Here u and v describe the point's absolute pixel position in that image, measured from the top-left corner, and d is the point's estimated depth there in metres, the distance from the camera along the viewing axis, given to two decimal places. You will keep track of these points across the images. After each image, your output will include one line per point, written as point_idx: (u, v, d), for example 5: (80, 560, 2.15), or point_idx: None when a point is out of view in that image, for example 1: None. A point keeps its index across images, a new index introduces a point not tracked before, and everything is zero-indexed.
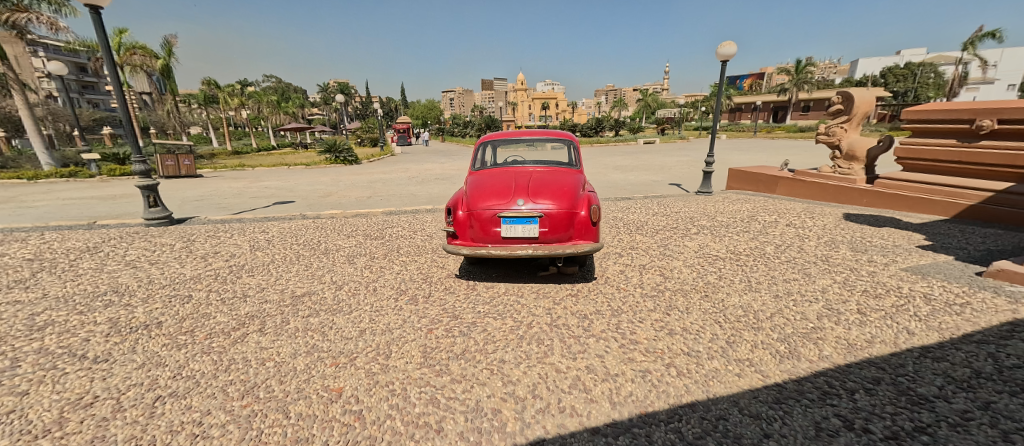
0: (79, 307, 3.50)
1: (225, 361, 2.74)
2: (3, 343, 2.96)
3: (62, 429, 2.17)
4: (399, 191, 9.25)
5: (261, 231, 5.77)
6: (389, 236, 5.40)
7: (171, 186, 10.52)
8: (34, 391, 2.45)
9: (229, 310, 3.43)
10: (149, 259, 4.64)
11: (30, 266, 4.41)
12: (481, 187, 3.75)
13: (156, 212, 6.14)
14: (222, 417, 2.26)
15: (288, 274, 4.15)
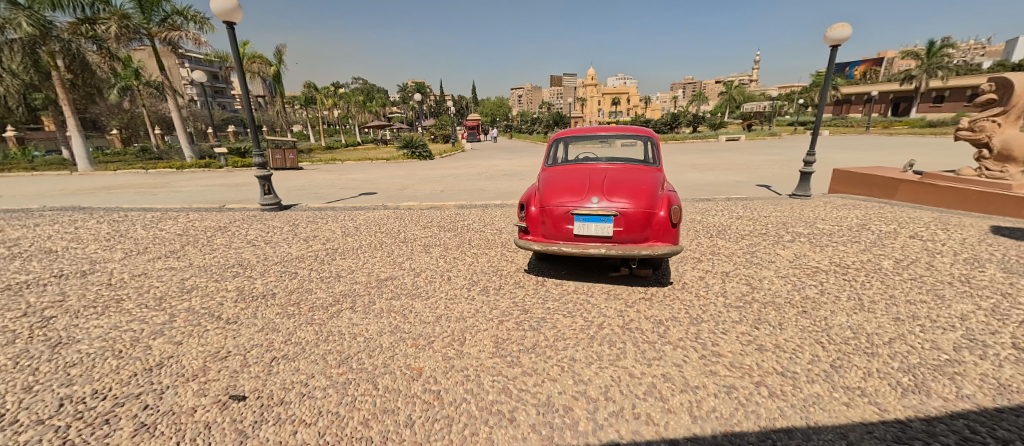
0: (215, 276, 4.20)
1: (324, 333, 3.09)
2: (164, 301, 3.65)
3: (205, 376, 2.62)
4: (469, 186, 9.55)
5: (350, 218, 6.38)
6: (461, 229, 5.63)
7: (281, 177, 12.03)
8: (185, 342, 3.00)
9: (327, 287, 3.86)
10: (264, 239, 5.38)
11: (179, 240, 5.35)
12: (555, 183, 3.74)
13: (268, 199, 7.08)
14: (323, 381, 2.55)
15: (372, 260, 4.53)
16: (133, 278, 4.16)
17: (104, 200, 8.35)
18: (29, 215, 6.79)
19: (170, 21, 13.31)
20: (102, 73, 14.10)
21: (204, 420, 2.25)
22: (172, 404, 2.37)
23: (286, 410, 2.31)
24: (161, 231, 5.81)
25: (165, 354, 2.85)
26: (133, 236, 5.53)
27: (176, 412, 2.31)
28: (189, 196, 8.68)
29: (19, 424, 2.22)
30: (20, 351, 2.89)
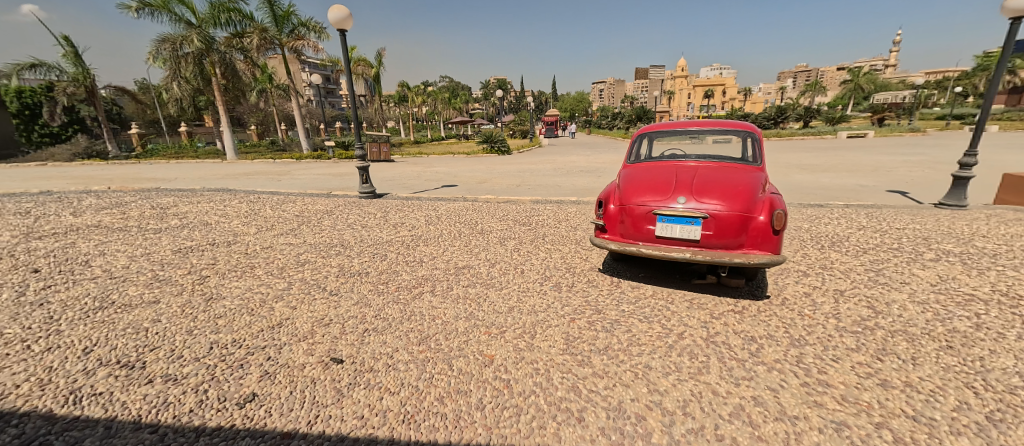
0: (322, 253, 4.77)
1: (407, 311, 3.34)
2: (283, 271, 4.25)
3: (312, 337, 3.00)
4: (545, 181, 9.52)
5: (433, 208, 6.77)
6: (536, 224, 5.65)
7: (378, 168, 13.19)
8: (299, 307, 3.46)
9: (411, 271, 4.16)
10: (361, 223, 5.97)
11: (297, 221, 6.17)
12: (637, 181, 3.55)
13: (365, 188, 7.80)
14: (405, 356, 2.75)
15: (451, 248, 4.76)
16: (261, 249, 4.89)
17: (243, 183, 9.95)
18: (194, 194, 8.36)
19: (297, 32, 15.67)
20: (247, 78, 16.65)
21: (311, 376, 2.58)
22: (287, 359, 2.75)
23: (374, 377, 2.55)
24: (283, 211, 6.74)
25: (283, 315, 3.32)
26: (264, 215, 6.50)
27: (288, 366, 2.67)
28: (305, 183, 9.95)
29: (182, 359, 2.76)
30: (184, 302, 3.58)
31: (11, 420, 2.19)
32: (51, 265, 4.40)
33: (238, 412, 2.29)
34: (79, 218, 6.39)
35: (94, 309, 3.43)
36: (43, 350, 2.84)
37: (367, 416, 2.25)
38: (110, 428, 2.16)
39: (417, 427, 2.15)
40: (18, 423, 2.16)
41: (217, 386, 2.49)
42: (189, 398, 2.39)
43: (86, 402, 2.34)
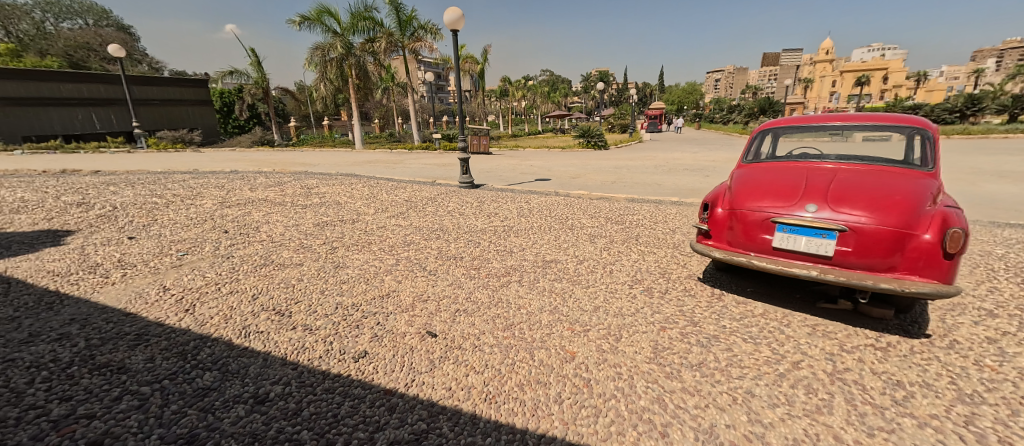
0: (424, 235, 5.17)
1: (494, 298, 3.46)
2: (391, 249, 4.71)
3: (413, 310, 3.28)
4: (644, 179, 9.04)
5: (526, 201, 6.87)
6: (630, 223, 5.41)
7: (477, 159, 13.82)
8: (403, 282, 3.80)
9: (501, 260, 4.28)
10: (458, 211, 6.32)
11: (406, 205, 6.77)
12: (754, 183, 3.17)
13: (465, 178, 8.24)
14: (491, 340, 2.86)
15: (541, 241, 4.80)
16: (376, 228, 5.48)
17: (363, 170, 11.25)
18: (327, 177, 9.71)
19: (416, 35, 17.13)
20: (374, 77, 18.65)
21: (409, 344, 2.83)
22: (391, 326, 3.05)
23: (462, 355, 2.69)
24: (395, 196, 7.45)
25: (390, 288, 3.68)
26: (380, 198, 7.26)
27: (392, 333, 2.97)
28: (414, 171, 10.88)
29: (316, 314, 3.24)
30: (318, 266, 4.19)
31: (208, 341, 2.81)
32: (232, 228, 5.50)
33: (353, 365, 2.61)
34: (251, 192, 7.87)
35: (259, 265, 4.20)
36: (225, 292, 3.58)
37: (455, 389, 2.38)
38: (267, 360, 2.63)
39: (498, 408, 2.23)
40: (211, 345, 2.77)
41: (338, 341, 2.87)
42: (317, 347, 2.79)
43: (254, 337, 2.89)
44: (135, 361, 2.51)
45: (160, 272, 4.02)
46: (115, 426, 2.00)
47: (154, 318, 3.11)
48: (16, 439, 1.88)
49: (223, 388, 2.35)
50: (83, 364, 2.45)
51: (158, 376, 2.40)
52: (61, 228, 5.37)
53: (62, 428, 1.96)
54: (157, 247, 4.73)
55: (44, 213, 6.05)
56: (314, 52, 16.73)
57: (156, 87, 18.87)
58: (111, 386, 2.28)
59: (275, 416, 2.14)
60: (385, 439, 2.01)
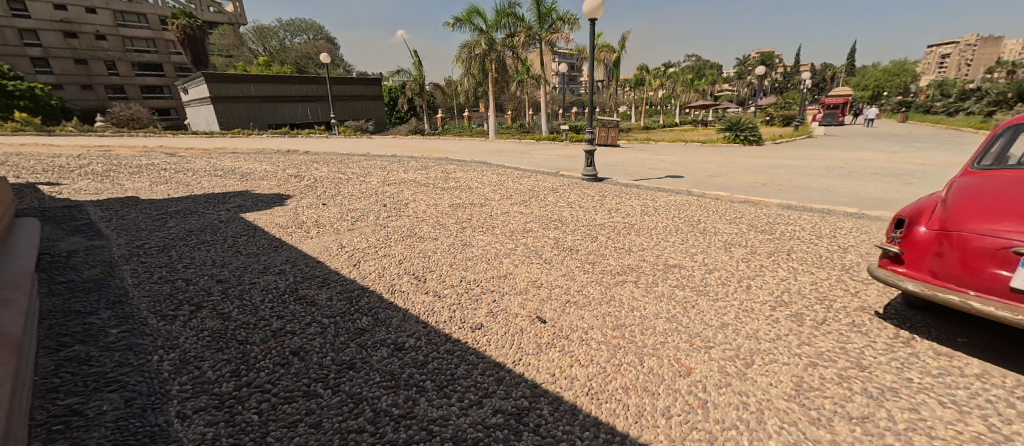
0: (543, 225, 5.25)
1: (607, 295, 3.34)
2: (511, 234, 4.91)
3: (525, 294, 3.39)
4: (805, 183, 7.61)
5: (653, 199, 6.45)
6: (779, 234, 4.64)
7: (605, 152, 13.47)
8: (519, 267, 3.93)
9: (618, 258, 4.10)
10: (579, 203, 6.26)
11: (528, 194, 6.97)
12: (988, 198, 2.40)
13: (589, 171, 8.10)
14: (600, 337, 2.77)
15: (665, 243, 4.46)
16: (499, 213, 5.78)
17: (494, 158, 11.96)
18: (462, 163, 10.61)
19: (554, 26, 17.31)
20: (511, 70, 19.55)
21: (520, 325, 2.93)
22: (505, 305, 3.20)
23: (568, 346, 2.68)
24: (520, 185, 7.73)
25: (507, 270, 3.86)
26: (506, 186, 7.62)
27: (505, 312, 3.10)
28: (540, 162, 11.14)
29: (444, 283, 3.60)
30: (448, 243, 4.61)
31: (367, 291, 3.41)
32: (388, 202, 6.42)
33: (469, 333, 2.82)
34: (404, 173, 9.03)
35: (404, 236, 4.82)
36: (378, 254, 4.22)
37: (557, 376, 2.39)
38: (405, 315, 3.04)
39: (599, 406, 2.16)
40: (369, 294, 3.35)
41: (459, 310, 3.12)
42: (443, 312, 3.10)
43: (396, 294, 3.36)
44: (321, 298, 3.24)
45: (336, 232, 4.94)
46: (306, 344, 2.64)
47: (333, 267, 3.88)
48: (253, 338, 2.70)
49: (374, 331, 2.83)
50: (291, 294, 3.31)
51: (335, 312, 3.05)
52: (281, 193, 7.03)
53: (277, 337, 2.71)
54: (331, 212, 5.81)
55: (272, 180, 8.01)
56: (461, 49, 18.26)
57: (347, 86, 22.45)
58: (306, 313, 3.02)
59: (408, 362, 2.49)
60: (491, 406, 2.16)
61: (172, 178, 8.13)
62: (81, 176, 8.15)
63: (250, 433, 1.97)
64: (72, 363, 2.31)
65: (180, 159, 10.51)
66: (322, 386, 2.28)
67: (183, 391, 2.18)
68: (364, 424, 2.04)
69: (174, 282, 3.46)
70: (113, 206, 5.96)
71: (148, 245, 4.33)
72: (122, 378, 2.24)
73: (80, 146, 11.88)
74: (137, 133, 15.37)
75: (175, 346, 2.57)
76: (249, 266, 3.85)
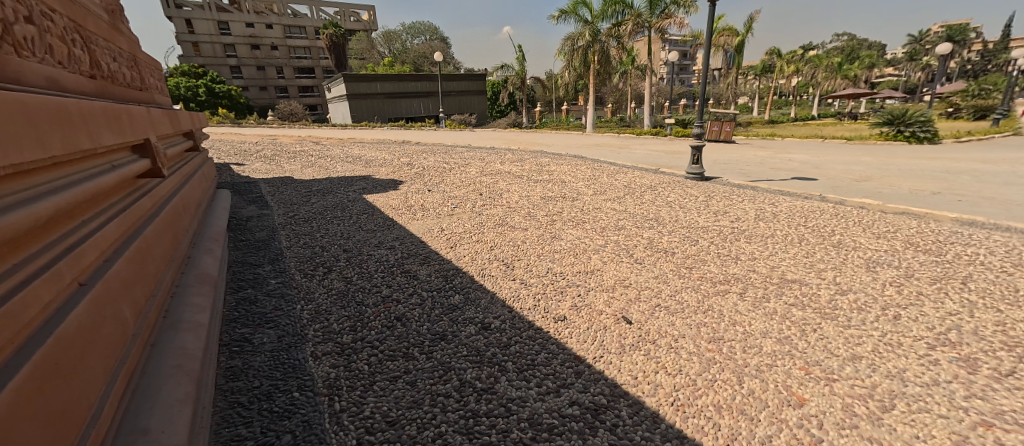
0: (638, 223, 4.98)
1: (705, 304, 3.05)
2: (603, 230, 4.75)
3: (613, 292, 3.25)
4: (993, 195, 6.00)
5: (771, 203, 5.70)
6: (945, 257, 3.75)
7: (715, 148, 12.31)
8: (608, 264, 3.80)
9: (722, 265, 3.72)
10: (681, 203, 5.83)
11: (624, 190, 6.70)
12: None
13: (695, 168, 7.47)
14: (692, 347, 2.54)
15: (782, 254, 3.92)
16: (592, 209, 5.63)
17: (592, 152, 11.72)
18: (560, 157, 10.60)
19: (667, 11, 16.18)
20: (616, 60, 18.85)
21: (604, 323, 2.83)
22: (590, 301, 3.12)
23: (655, 351, 2.51)
24: (615, 180, 7.46)
25: (595, 266, 3.75)
26: (601, 181, 7.42)
27: (589, 308, 3.03)
28: (640, 157, 10.61)
29: (531, 272, 3.63)
30: (538, 234, 4.63)
31: (460, 271, 3.60)
32: (485, 192, 6.67)
33: (552, 324, 2.81)
34: (501, 165, 9.34)
35: (496, 224, 4.98)
36: (473, 239, 4.43)
37: (640, 380, 2.27)
38: (493, 297, 3.15)
39: (684, 419, 1.99)
40: (462, 275, 3.54)
41: (544, 299, 3.14)
42: (528, 299, 3.14)
43: (487, 278, 3.49)
44: (422, 274, 3.53)
45: (437, 216, 5.30)
46: (407, 312, 2.90)
47: (433, 248, 4.17)
48: (367, 300, 3.07)
49: (464, 308, 2.98)
50: (399, 267, 3.67)
51: (432, 287, 3.30)
52: (395, 178, 7.78)
53: (385, 303, 3.04)
54: (434, 198, 6.23)
55: (389, 167, 8.91)
56: (565, 42, 18.12)
57: (455, 82, 23.86)
58: (409, 285, 3.32)
59: (492, 342, 2.58)
60: (568, 397, 2.12)
61: (313, 162, 9.58)
62: (256, 158, 10.12)
63: (360, 380, 2.25)
64: (246, 303, 2.94)
65: (323, 146, 12.34)
66: (419, 351, 2.49)
67: (316, 336, 2.59)
68: (451, 390, 2.17)
69: (314, 247, 4.11)
70: (273, 183, 7.27)
71: (296, 216, 5.20)
72: (276, 319, 2.77)
73: (258, 135, 14.83)
74: (291, 125, 18.44)
75: (311, 299, 3.06)
76: (367, 240, 4.36)
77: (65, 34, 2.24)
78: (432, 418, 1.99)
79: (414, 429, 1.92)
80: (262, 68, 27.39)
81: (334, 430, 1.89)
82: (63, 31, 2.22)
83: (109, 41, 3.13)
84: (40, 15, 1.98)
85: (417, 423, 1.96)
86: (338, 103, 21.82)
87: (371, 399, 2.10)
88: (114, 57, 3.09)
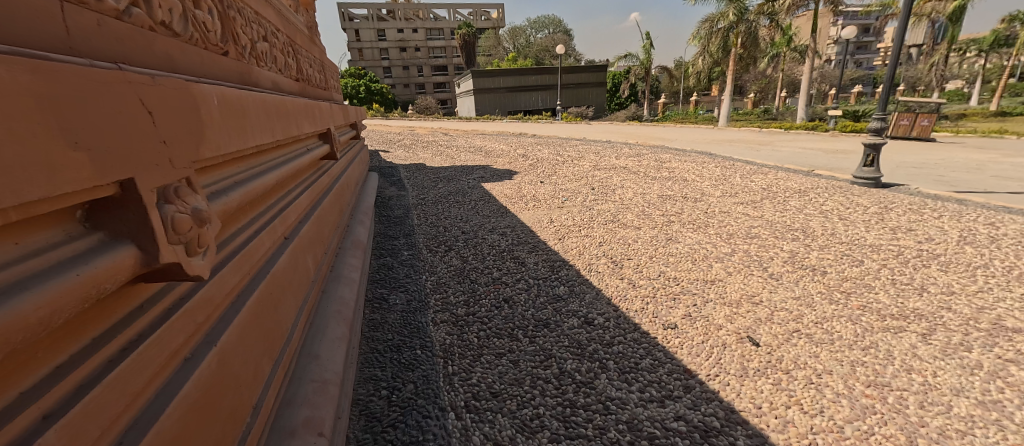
0: (778, 233, 4.29)
1: (864, 340, 2.47)
2: (733, 237, 4.21)
3: (738, 308, 2.85)
4: None
5: (985, 223, 4.37)
6: None
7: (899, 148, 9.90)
8: (734, 275, 3.35)
9: (895, 295, 2.98)
10: (840, 213, 4.86)
11: (761, 193, 5.85)
12: None
13: (867, 172, 6.12)
14: (839, 387, 2.09)
15: (995, 293, 2.97)
16: (720, 212, 5.03)
17: (726, 149, 10.50)
18: (686, 153, 9.74)
19: None
20: (766, 43, 16.45)
21: (723, 339, 2.49)
22: (707, 313, 2.78)
23: (787, 382, 2.13)
24: (751, 182, 6.56)
25: (719, 275, 3.34)
26: (732, 181, 6.60)
27: (706, 320, 2.71)
28: (787, 156, 9.14)
29: (642, 273, 3.40)
30: (653, 235, 4.31)
31: (566, 264, 3.55)
32: (599, 187, 6.47)
33: (660, 330, 2.58)
34: (617, 159, 8.97)
35: (608, 220, 4.79)
36: (583, 235, 4.32)
37: (766, 411, 1.94)
38: (598, 293, 3.04)
39: None
40: (567, 267, 3.48)
41: (654, 304, 2.90)
42: (636, 301, 2.93)
43: (593, 273, 3.38)
44: (529, 262, 3.57)
45: (548, 208, 5.31)
46: (514, 295, 2.97)
47: (542, 238, 4.19)
48: (479, 279, 3.23)
49: (568, 300, 2.93)
50: (509, 253, 3.78)
51: (539, 275, 3.32)
52: (511, 169, 8.04)
53: (494, 284, 3.16)
54: (551, 191, 6.23)
55: (509, 159, 9.24)
56: (702, 25, 16.57)
57: (577, 75, 23.60)
58: (518, 271, 3.39)
59: (595, 337, 2.49)
60: (674, 410, 1.93)
61: (443, 152, 10.46)
62: (398, 146, 11.49)
63: (470, 350, 2.36)
64: (385, 269, 3.36)
65: (450, 137, 13.39)
66: (522, 333, 2.52)
67: (435, 305, 2.83)
68: (551, 376, 2.16)
69: (437, 227, 4.48)
70: (407, 169, 8.14)
71: (424, 199, 5.73)
72: (406, 285, 3.10)
73: (402, 126, 16.85)
74: (426, 117, 20.49)
75: (433, 272, 3.34)
76: (482, 224, 4.59)
77: (283, 49, 2.92)
78: (532, 399, 2.00)
79: (515, 405, 1.96)
80: (406, 67, 30.90)
81: (446, 389, 2.02)
82: (282, 49, 2.89)
83: (307, 52, 3.91)
84: (269, 37, 2.61)
85: (518, 400, 1.99)
86: (465, 97, 23.45)
87: (478, 369, 2.20)
88: (310, 64, 3.89)
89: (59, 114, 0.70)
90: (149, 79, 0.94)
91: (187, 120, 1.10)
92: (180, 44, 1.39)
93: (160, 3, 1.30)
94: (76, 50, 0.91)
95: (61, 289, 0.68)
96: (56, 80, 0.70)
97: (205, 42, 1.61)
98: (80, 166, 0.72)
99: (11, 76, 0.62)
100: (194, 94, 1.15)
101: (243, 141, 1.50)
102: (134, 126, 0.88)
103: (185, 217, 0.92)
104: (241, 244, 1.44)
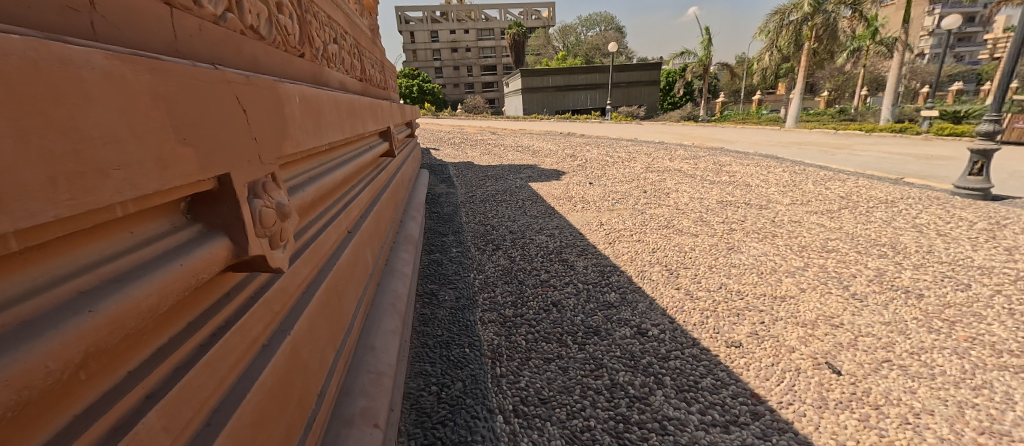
0: (860, 248, 3.85)
1: (974, 378, 2.14)
2: (806, 250, 3.83)
3: (814, 329, 2.58)
4: None
5: None
6: None
7: (1010, 154, 8.59)
8: (808, 292, 3.04)
9: (1014, 328, 2.55)
10: (937, 229, 4.28)
11: (839, 203, 5.29)
12: None
13: (973, 181, 5.34)
14: (944, 430, 1.81)
15: None
16: (790, 222, 4.61)
17: (796, 152, 9.65)
18: (749, 156, 9.06)
19: None
20: (845, 35, 14.93)
21: (797, 364, 2.26)
22: (776, 333, 2.55)
23: (877, 419, 1.88)
24: (826, 189, 5.97)
25: (790, 292, 3.05)
26: (803, 188, 6.04)
27: (775, 340, 2.48)
28: (871, 161, 8.22)
29: (700, 284, 3.19)
30: (713, 243, 4.03)
31: (615, 270, 3.41)
32: (651, 190, 6.19)
33: (722, 348, 2.40)
34: (671, 162, 8.54)
35: (661, 226, 4.55)
36: (634, 239, 4.14)
37: None
38: (652, 303, 2.88)
39: None
40: (617, 273, 3.34)
41: (714, 318, 2.71)
42: (694, 314, 2.75)
43: (646, 281, 3.23)
44: (578, 266, 3.48)
45: (597, 210, 5.17)
46: (563, 299, 2.90)
47: (591, 241, 4.07)
48: (528, 280, 3.19)
49: (620, 308, 2.81)
50: (558, 255, 3.71)
51: (588, 279, 3.22)
52: (559, 169, 7.92)
53: (542, 286, 3.11)
54: (602, 193, 6.05)
55: (558, 158, 9.12)
56: (772, 17, 15.43)
57: (629, 74, 22.87)
58: (567, 274, 3.31)
59: (649, 350, 2.36)
60: (738, 438, 1.77)
61: (491, 150, 10.54)
62: (448, 145, 11.73)
63: (518, 353, 2.33)
64: (435, 264, 3.43)
65: (497, 136, 13.47)
66: (572, 340, 2.45)
67: (484, 304, 2.83)
68: (602, 387, 2.07)
69: (486, 225, 4.51)
70: (457, 167, 8.27)
71: (472, 197, 5.79)
72: (455, 281, 3.13)
73: (451, 125, 17.24)
74: (475, 117, 20.82)
75: (482, 271, 3.35)
76: (530, 225, 4.55)
77: (349, 50, 3.04)
78: (582, 409, 1.93)
79: (564, 414, 1.90)
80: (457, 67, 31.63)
81: (494, 391, 2.00)
82: (348, 51, 3.01)
83: (370, 53, 4.09)
84: (338, 39, 2.73)
85: (567, 409, 1.93)
86: (513, 96, 23.50)
87: (526, 373, 2.16)
88: (372, 64, 4.05)
89: (172, 114, 0.74)
90: (245, 80, 0.99)
91: (273, 118, 1.15)
92: (267, 48, 1.48)
93: (252, 8, 1.35)
94: (181, 52, 0.97)
95: (167, 277, 0.71)
96: (174, 82, 0.74)
97: (285, 44, 1.70)
98: (188, 161, 0.75)
99: (132, 74, 0.65)
100: (279, 93, 1.21)
101: (317, 138, 1.57)
102: (233, 123, 0.93)
103: (271, 211, 0.97)
104: (312, 238, 1.50)
